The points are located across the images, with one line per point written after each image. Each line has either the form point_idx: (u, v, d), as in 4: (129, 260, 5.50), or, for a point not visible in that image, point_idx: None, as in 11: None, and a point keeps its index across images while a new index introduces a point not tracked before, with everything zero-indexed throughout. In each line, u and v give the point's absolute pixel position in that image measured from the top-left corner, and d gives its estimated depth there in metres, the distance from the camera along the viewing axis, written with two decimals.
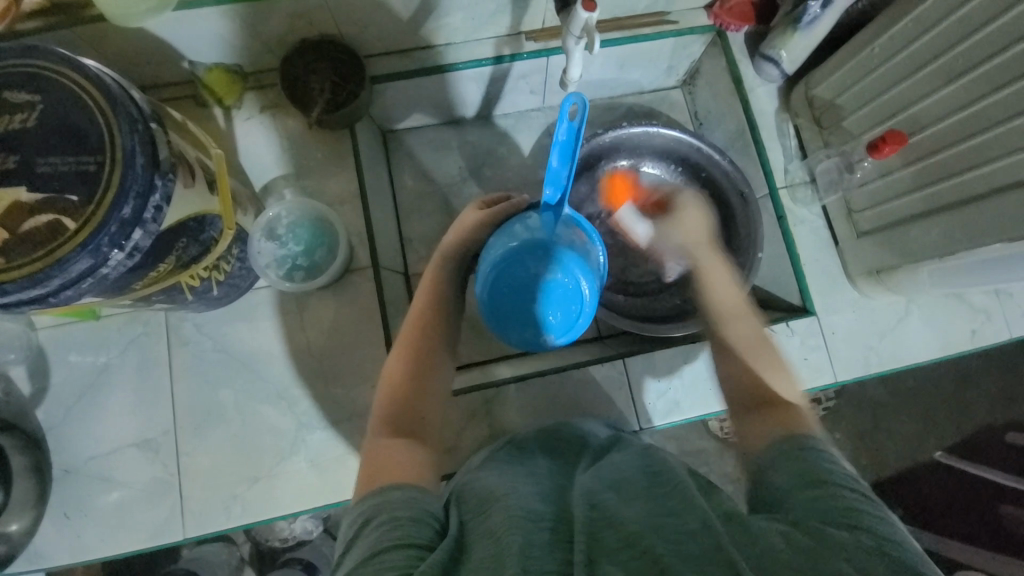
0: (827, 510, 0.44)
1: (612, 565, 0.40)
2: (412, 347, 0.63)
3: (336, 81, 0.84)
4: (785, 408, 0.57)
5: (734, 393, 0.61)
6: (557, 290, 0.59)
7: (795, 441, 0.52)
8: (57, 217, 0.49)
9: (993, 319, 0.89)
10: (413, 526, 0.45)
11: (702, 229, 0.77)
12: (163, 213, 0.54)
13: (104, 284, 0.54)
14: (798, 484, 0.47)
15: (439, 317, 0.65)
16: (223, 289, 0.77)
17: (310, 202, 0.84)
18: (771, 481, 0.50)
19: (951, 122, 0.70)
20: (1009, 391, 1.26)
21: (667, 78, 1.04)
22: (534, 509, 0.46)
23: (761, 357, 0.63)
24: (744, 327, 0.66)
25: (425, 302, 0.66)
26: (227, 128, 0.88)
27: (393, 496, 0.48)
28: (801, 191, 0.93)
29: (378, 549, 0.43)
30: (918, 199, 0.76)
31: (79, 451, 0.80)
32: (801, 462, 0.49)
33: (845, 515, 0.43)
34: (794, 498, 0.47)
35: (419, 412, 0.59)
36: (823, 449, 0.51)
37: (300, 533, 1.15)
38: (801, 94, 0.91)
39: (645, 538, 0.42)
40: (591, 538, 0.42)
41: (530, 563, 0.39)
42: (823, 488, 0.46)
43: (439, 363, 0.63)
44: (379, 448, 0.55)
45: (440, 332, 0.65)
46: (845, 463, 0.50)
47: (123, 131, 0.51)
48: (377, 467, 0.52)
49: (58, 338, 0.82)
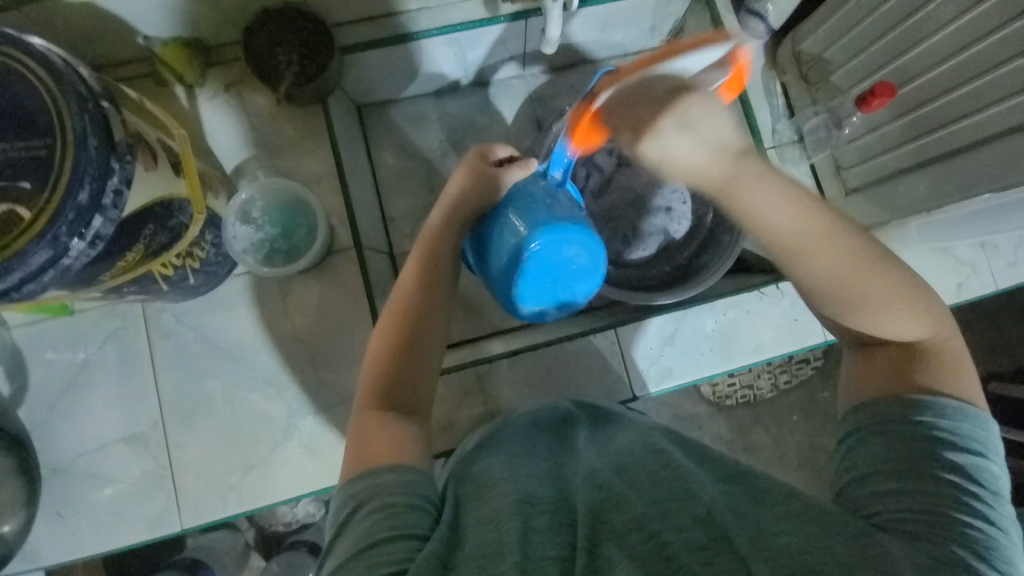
0: (909, 512, 0.44)
1: (615, 548, 0.41)
2: (402, 323, 0.60)
3: (304, 54, 0.79)
4: (896, 356, 0.53)
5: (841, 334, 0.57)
6: (572, 272, 0.64)
7: (893, 412, 0.49)
8: (10, 207, 0.46)
9: (979, 271, 0.90)
10: (408, 514, 0.45)
11: (714, 157, 0.52)
12: (124, 197, 0.51)
13: (67, 276, 0.51)
14: (885, 469, 0.47)
15: (430, 289, 0.61)
16: (200, 277, 0.74)
17: (281, 181, 0.81)
18: (855, 452, 0.50)
19: (941, 71, 0.68)
20: (992, 342, 1.29)
21: (650, 38, 1.00)
22: (533, 494, 0.48)
23: (884, 285, 0.53)
24: (853, 256, 0.53)
25: (418, 274, 0.62)
26: (192, 108, 0.83)
27: (385, 479, 0.47)
28: (788, 151, 0.89)
29: (375, 540, 0.43)
30: (906, 153, 0.75)
31: (66, 449, 0.78)
32: (897, 447, 0.47)
33: (925, 519, 0.43)
34: (874, 485, 0.47)
35: (410, 387, 0.58)
36: (937, 434, 0.47)
37: (303, 517, 1.16)
38: (788, 49, 0.89)
39: (652, 521, 0.43)
40: (596, 522, 0.44)
41: (531, 548, 0.41)
42: (912, 482, 0.45)
43: (431, 337, 0.61)
44: (368, 424, 0.54)
45: (432, 306, 0.61)
46: (958, 454, 0.46)
47: (71, 111, 0.47)
48: (365, 446, 0.51)
49: (33, 335, 0.79)
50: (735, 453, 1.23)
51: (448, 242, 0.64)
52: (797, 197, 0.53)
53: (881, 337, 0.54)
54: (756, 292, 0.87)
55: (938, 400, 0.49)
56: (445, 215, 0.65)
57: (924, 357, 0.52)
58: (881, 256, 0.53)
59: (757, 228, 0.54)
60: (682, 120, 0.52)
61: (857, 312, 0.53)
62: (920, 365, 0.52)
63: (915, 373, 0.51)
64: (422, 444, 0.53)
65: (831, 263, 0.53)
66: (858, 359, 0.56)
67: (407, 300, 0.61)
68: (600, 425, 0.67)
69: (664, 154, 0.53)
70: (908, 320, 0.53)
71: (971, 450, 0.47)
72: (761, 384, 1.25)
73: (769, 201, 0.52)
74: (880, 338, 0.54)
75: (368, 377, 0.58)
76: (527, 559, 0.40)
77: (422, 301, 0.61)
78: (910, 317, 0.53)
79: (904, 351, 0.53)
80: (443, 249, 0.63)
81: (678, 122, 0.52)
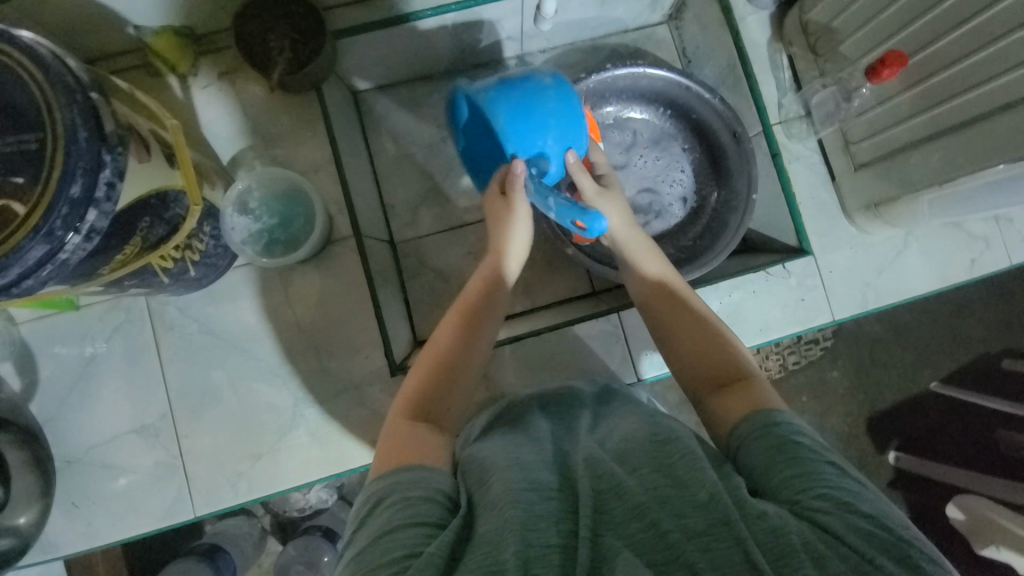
0: (815, 490, 0.43)
1: (615, 538, 0.40)
2: (442, 349, 0.61)
3: (297, 40, 0.78)
4: (744, 390, 0.55)
5: (698, 379, 0.60)
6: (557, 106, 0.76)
7: (763, 418, 0.50)
8: (5, 201, 0.46)
9: (993, 246, 0.88)
10: (423, 506, 0.46)
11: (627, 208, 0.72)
12: (117, 191, 0.51)
13: (65, 271, 0.50)
14: (778, 463, 0.46)
15: (476, 325, 0.63)
16: (200, 269, 0.74)
17: (275, 170, 0.80)
18: (744, 460, 0.49)
19: (954, 38, 0.65)
20: (1004, 318, 1.26)
21: (652, 13, 0.98)
22: (538, 480, 0.46)
23: (717, 339, 0.61)
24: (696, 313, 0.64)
25: (462, 306, 0.65)
26: (185, 97, 0.82)
27: (402, 477, 0.48)
28: (795, 125, 0.88)
29: (390, 527, 0.43)
30: (919, 125, 0.73)
31: (78, 442, 0.79)
32: (778, 442, 0.48)
33: (834, 496, 0.43)
34: (777, 476, 0.45)
35: (443, 409, 0.58)
36: (793, 427, 0.49)
37: (316, 502, 1.18)
38: (794, 19, 0.86)
39: (651, 510, 0.42)
40: (598, 511, 0.43)
41: (534, 536, 0.40)
42: (802, 467, 0.45)
43: (470, 362, 0.61)
44: (398, 429, 0.55)
45: (472, 342, 0.62)
46: (814, 438, 0.49)
47: (60, 104, 0.47)
48: (389, 449, 0.52)
49: (41, 330, 0.80)
50: None
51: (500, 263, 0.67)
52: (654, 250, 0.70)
53: (721, 369, 0.59)
54: (761, 272, 0.86)
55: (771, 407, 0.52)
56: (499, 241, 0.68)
57: (761, 387, 0.56)
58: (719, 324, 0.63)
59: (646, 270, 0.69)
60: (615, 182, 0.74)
61: (710, 343, 0.61)
62: (766, 396, 0.54)
63: (755, 397, 0.54)
64: (446, 451, 0.54)
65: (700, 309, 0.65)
66: (712, 397, 0.57)
67: (447, 337, 0.62)
68: (601, 406, 0.66)
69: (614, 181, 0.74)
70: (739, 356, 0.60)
71: (816, 436, 0.50)
72: (769, 365, 1.24)
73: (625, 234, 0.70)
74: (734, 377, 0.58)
75: (408, 389, 0.60)
76: (530, 547, 0.39)
77: (460, 337, 0.62)
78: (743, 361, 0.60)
79: (750, 386, 0.56)
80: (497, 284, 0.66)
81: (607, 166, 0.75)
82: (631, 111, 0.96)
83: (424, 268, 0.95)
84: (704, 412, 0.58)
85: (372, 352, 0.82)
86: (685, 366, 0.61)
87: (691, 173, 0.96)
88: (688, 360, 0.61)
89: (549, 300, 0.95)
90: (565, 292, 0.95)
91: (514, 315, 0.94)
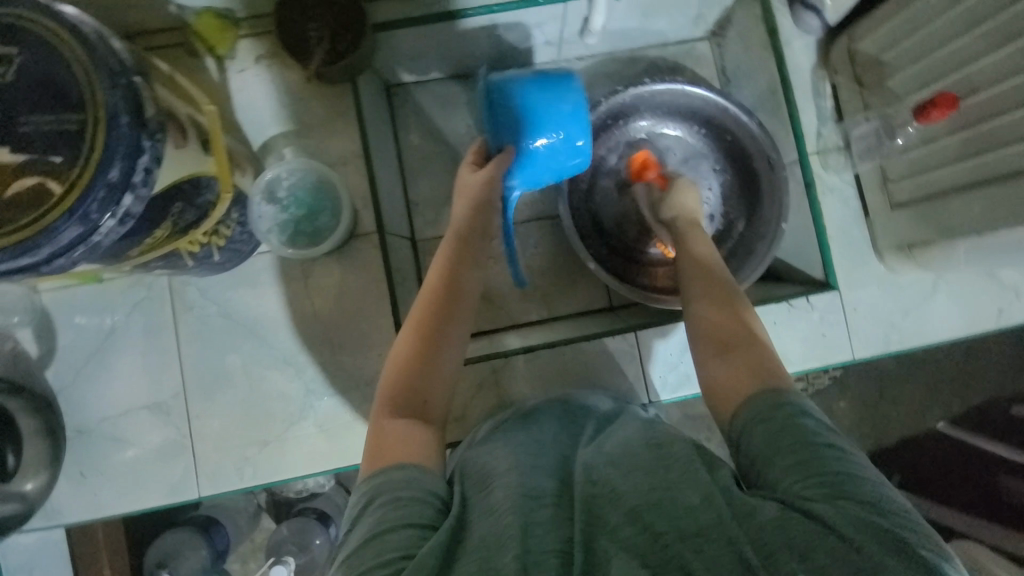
0: (813, 482, 0.42)
1: (609, 540, 0.41)
2: (417, 326, 0.58)
3: (336, 30, 0.78)
4: (755, 360, 0.53)
5: (706, 339, 0.58)
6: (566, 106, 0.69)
7: (768, 399, 0.49)
8: (42, 179, 0.46)
9: (1023, 297, 0.85)
10: (414, 506, 0.45)
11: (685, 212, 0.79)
12: (153, 176, 0.50)
13: (96, 253, 0.51)
14: (781, 451, 0.45)
15: (454, 292, 0.60)
16: (225, 253, 0.74)
17: (306, 161, 0.80)
18: (746, 452, 0.48)
19: (1005, 87, 0.63)
20: (1019, 365, 1.24)
21: (694, 28, 0.96)
22: (534, 485, 0.46)
23: (732, 310, 0.59)
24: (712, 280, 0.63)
25: (440, 269, 0.61)
26: (221, 80, 0.82)
27: (392, 476, 0.47)
28: (833, 157, 0.86)
29: (379, 531, 0.43)
30: (964, 169, 0.70)
31: (91, 413, 0.80)
32: (780, 425, 0.47)
33: (832, 482, 0.42)
34: (776, 466, 0.45)
35: (422, 389, 0.55)
36: (800, 407, 0.48)
37: (314, 486, 1.17)
38: (842, 48, 0.84)
39: (645, 513, 0.42)
40: (591, 518, 0.43)
41: (532, 542, 0.40)
42: (805, 456, 0.44)
43: (449, 331, 0.58)
44: (384, 428, 0.52)
45: (452, 317, 0.59)
46: (819, 417, 0.47)
47: (102, 86, 0.47)
48: (378, 448, 0.51)
49: (63, 300, 0.81)
50: None
51: (474, 225, 0.63)
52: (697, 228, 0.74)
53: (734, 333, 0.57)
54: (784, 303, 0.84)
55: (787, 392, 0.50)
56: (476, 204, 0.63)
57: (775, 361, 0.54)
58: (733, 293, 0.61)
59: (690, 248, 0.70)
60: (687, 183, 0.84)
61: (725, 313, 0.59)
62: (768, 352, 0.54)
63: (768, 374, 0.52)
64: (434, 446, 0.52)
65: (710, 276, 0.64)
66: (717, 362, 0.55)
67: (422, 314, 0.59)
68: (610, 416, 0.65)
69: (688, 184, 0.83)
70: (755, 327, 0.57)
71: (823, 415, 0.49)
72: None
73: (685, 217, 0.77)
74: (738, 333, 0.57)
75: (392, 363, 0.57)
76: (527, 552, 0.39)
77: (438, 315, 0.58)
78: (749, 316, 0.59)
79: (754, 347, 0.55)
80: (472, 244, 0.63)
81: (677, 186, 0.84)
82: (666, 127, 0.94)
83: None
84: (705, 376, 0.56)
85: (385, 350, 0.82)
86: (694, 326, 0.60)
87: (722, 194, 0.94)
88: (696, 324, 0.60)
89: (564, 312, 0.94)
90: (582, 305, 0.94)
91: (528, 323, 0.93)
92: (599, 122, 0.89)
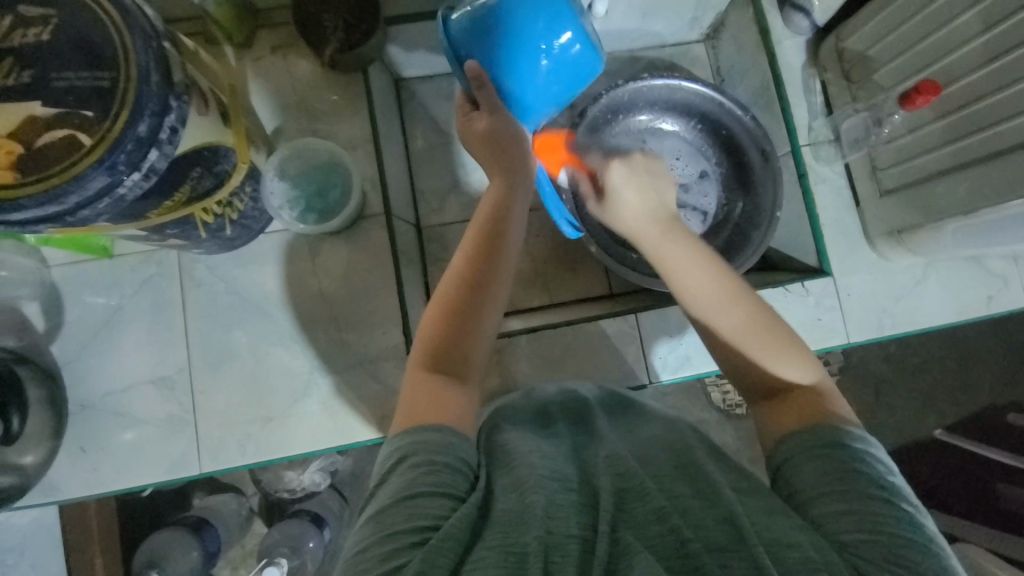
0: (866, 537, 0.41)
1: (634, 536, 0.40)
2: (449, 298, 0.58)
3: (349, 21, 0.81)
4: (803, 403, 0.52)
5: (747, 388, 0.57)
6: (544, 16, 0.61)
7: (823, 436, 0.48)
8: (72, 132, 0.47)
9: (1011, 285, 0.88)
10: (446, 474, 0.46)
11: (647, 216, 0.64)
12: (178, 135, 0.53)
13: (119, 207, 0.53)
14: (831, 491, 0.44)
15: (482, 277, 0.59)
16: (236, 229, 0.76)
17: (316, 141, 0.82)
18: (792, 481, 0.47)
19: (985, 73, 0.68)
20: (1011, 372, 1.26)
21: (691, 30, 1.01)
22: (559, 471, 0.48)
23: (762, 353, 0.55)
24: (738, 311, 0.57)
25: (469, 260, 0.60)
26: (238, 67, 0.86)
27: (428, 437, 0.48)
28: (823, 149, 0.90)
29: (413, 492, 0.44)
30: (946, 154, 0.74)
31: (95, 387, 0.81)
32: (839, 470, 0.45)
33: (887, 544, 0.41)
34: (828, 507, 0.44)
35: (461, 349, 0.56)
36: (866, 456, 0.46)
37: (308, 485, 1.14)
38: (831, 46, 0.89)
39: (672, 515, 0.42)
40: (618, 509, 0.43)
41: (554, 524, 0.42)
42: (859, 505, 0.43)
43: (480, 313, 0.58)
44: (416, 384, 0.54)
45: (479, 294, 0.58)
46: (884, 471, 0.46)
47: (136, 46, 0.49)
48: (413, 405, 0.52)
49: (71, 274, 0.82)
50: (755, 460, 1.17)
51: (504, 218, 0.62)
52: (700, 242, 0.61)
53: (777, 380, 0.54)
54: (781, 287, 0.86)
55: (849, 428, 0.49)
56: (507, 189, 0.64)
57: (825, 399, 0.52)
58: (767, 321, 0.56)
59: (680, 284, 0.60)
60: (643, 167, 0.67)
61: (767, 352, 0.55)
62: (839, 411, 0.51)
63: (822, 411, 0.51)
64: (468, 409, 0.53)
65: (740, 313, 0.57)
66: (764, 407, 0.54)
67: (450, 292, 0.58)
68: (621, 403, 0.66)
69: (620, 179, 0.65)
70: (796, 365, 0.54)
71: (891, 468, 0.47)
72: None
73: (638, 218, 0.64)
74: (780, 383, 0.54)
75: (420, 339, 0.58)
76: (550, 533, 0.40)
77: (468, 290, 0.58)
78: (806, 364, 0.55)
79: (810, 397, 0.52)
80: (506, 233, 0.61)
81: (643, 166, 0.67)
82: (664, 122, 0.97)
83: (447, 254, 0.96)
84: (756, 419, 0.55)
85: (391, 329, 0.83)
86: (733, 368, 0.58)
87: (717, 188, 0.97)
88: (737, 370, 0.57)
89: (565, 298, 0.96)
90: (584, 291, 0.97)
91: (530, 309, 0.95)
92: (601, 115, 0.91)
